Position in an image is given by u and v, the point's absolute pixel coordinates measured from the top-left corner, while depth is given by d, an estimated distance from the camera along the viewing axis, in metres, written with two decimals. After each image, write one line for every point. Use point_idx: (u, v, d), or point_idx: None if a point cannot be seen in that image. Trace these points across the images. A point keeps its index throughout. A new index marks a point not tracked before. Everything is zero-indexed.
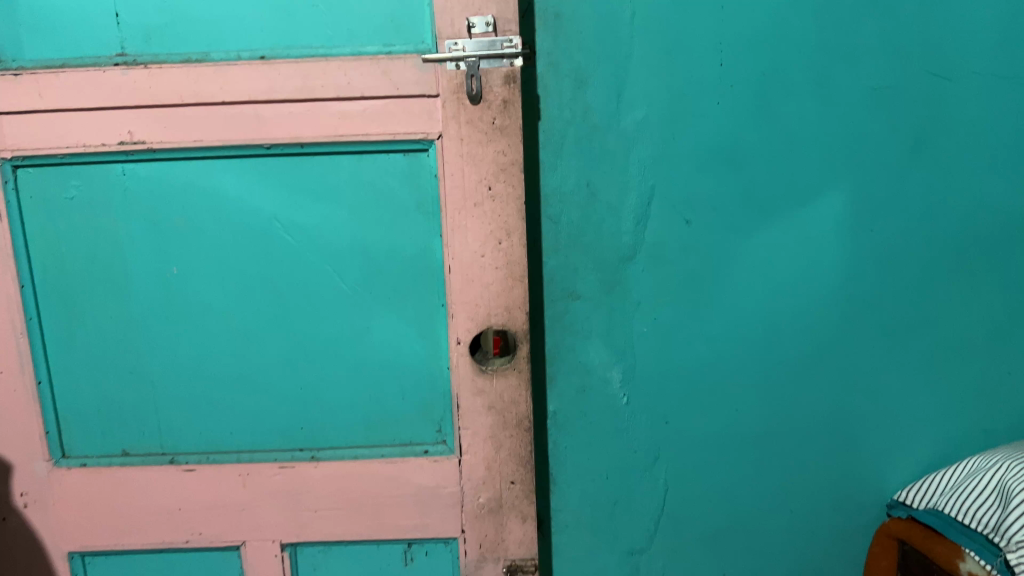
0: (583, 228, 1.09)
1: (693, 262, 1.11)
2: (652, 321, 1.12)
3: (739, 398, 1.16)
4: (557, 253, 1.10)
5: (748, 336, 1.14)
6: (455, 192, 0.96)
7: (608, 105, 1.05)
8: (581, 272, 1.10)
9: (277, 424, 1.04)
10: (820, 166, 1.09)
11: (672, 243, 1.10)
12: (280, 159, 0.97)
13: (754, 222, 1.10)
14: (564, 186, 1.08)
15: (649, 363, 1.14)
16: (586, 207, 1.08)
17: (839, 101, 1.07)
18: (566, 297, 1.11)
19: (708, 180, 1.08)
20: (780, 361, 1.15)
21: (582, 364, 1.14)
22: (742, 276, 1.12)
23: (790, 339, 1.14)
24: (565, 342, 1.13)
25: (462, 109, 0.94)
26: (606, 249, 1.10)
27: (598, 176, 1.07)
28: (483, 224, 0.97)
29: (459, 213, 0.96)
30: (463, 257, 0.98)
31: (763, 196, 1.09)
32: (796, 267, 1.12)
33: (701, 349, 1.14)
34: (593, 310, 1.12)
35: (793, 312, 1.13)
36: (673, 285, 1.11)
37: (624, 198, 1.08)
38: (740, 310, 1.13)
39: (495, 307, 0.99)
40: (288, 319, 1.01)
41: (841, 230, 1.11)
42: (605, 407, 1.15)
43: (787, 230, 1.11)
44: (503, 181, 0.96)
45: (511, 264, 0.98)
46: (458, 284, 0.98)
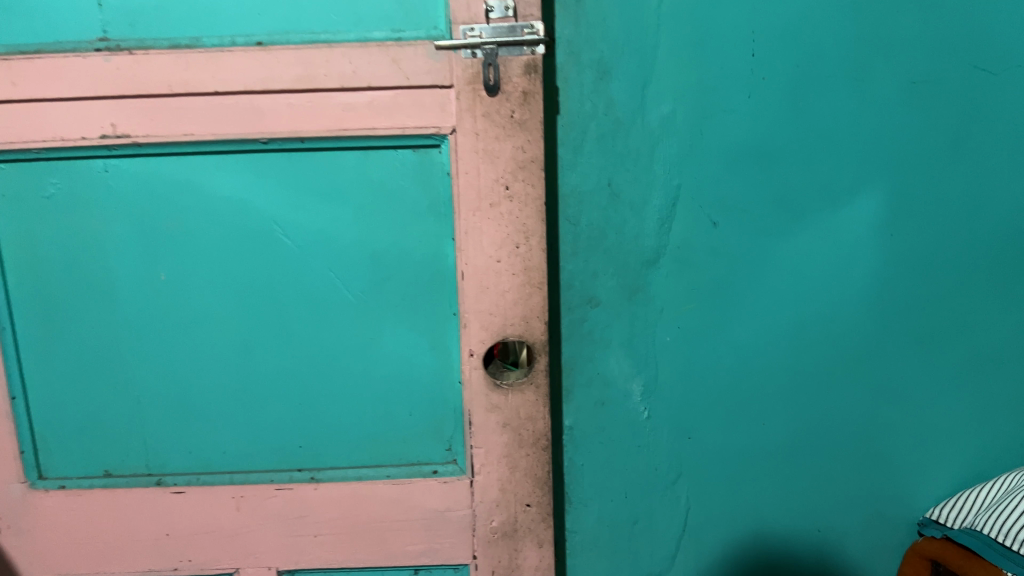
0: (604, 231, 1.01)
1: (721, 268, 1.03)
2: (676, 330, 1.05)
3: (766, 413, 1.08)
4: (576, 257, 1.02)
5: (777, 347, 1.06)
6: (470, 192, 0.88)
7: (631, 98, 0.98)
8: (601, 278, 1.03)
9: (273, 443, 0.96)
10: (859, 165, 1.01)
11: (699, 247, 1.02)
12: (278, 155, 0.88)
13: (786, 224, 1.02)
14: (584, 185, 1.00)
15: (671, 375, 1.07)
16: (607, 207, 1.01)
17: (876, 96, 0.99)
18: (584, 304, 1.04)
19: (737, 179, 1.00)
20: (811, 374, 1.07)
21: (601, 376, 1.06)
22: (771, 282, 1.04)
23: (822, 349, 1.06)
24: (583, 354, 1.05)
25: (477, 102, 0.86)
26: (628, 253, 1.02)
27: (620, 175, 1.00)
28: (500, 226, 0.89)
29: (474, 214, 0.89)
30: (477, 262, 0.90)
31: (796, 196, 1.01)
32: (830, 273, 1.04)
33: (727, 360, 1.06)
34: (612, 319, 1.04)
35: (825, 322, 1.05)
36: (698, 292, 1.04)
37: (648, 198, 1.01)
38: (770, 318, 1.05)
39: (512, 317, 0.92)
40: (286, 329, 0.93)
41: (878, 234, 1.03)
42: (625, 421, 1.08)
43: (822, 234, 1.03)
44: (521, 180, 0.88)
45: (530, 270, 0.91)
46: (472, 291, 0.90)
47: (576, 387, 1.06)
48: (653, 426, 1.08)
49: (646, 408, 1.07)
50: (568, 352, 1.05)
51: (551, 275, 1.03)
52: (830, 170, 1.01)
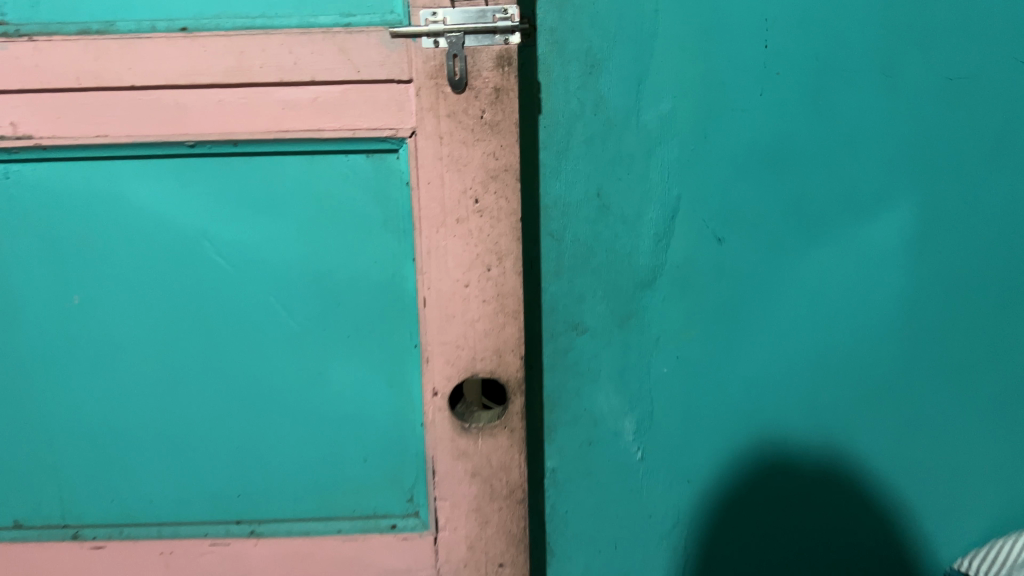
0: (592, 247, 0.88)
1: (726, 291, 0.90)
2: (675, 360, 0.92)
3: (775, 454, 0.95)
4: (560, 277, 0.89)
5: (791, 380, 0.93)
6: (433, 206, 0.75)
7: (624, 96, 0.84)
8: (588, 302, 0.90)
9: (209, 490, 0.83)
10: (888, 173, 0.87)
11: (701, 266, 0.89)
12: (208, 161, 0.76)
13: (803, 241, 0.89)
14: (570, 196, 0.87)
15: (668, 411, 0.94)
16: (596, 221, 0.88)
17: (906, 95, 0.85)
18: (569, 330, 0.91)
19: (748, 189, 0.87)
20: (829, 412, 0.94)
21: (588, 412, 0.93)
22: (784, 307, 0.91)
23: (841, 385, 0.93)
24: (568, 387, 0.93)
25: (441, 100, 0.73)
26: (619, 273, 0.89)
27: (611, 184, 0.87)
28: (467, 246, 0.76)
29: (437, 232, 0.76)
30: (442, 288, 0.77)
31: (815, 209, 0.88)
32: (852, 297, 0.90)
33: (732, 395, 0.93)
34: (602, 347, 0.92)
35: (846, 354, 0.92)
36: (701, 318, 0.91)
37: (643, 211, 0.88)
38: (783, 348, 0.92)
39: (482, 351, 0.79)
40: (220, 362, 0.80)
41: (909, 253, 0.89)
42: (615, 463, 0.95)
43: (843, 252, 0.89)
44: (493, 192, 0.75)
45: (504, 297, 0.78)
46: (435, 321, 0.78)
47: (559, 424, 0.94)
48: (647, 469, 0.95)
49: (640, 448, 0.95)
50: (551, 385, 0.93)
51: (532, 298, 0.90)
52: (854, 179, 0.87)
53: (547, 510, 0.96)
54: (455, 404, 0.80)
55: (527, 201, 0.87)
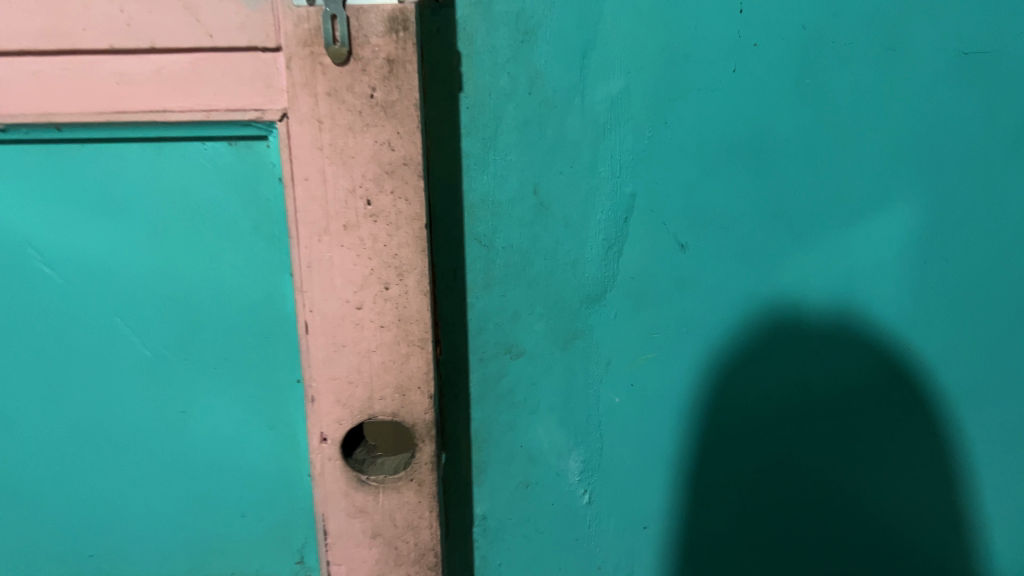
0: (527, 255, 0.72)
1: (691, 308, 0.74)
2: (629, 389, 0.77)
3: (746, 497, 0.81)
4: (489, 291, 0.73)
5: (767, 411, 0.78)
6: (313, 208, 0.59)
7: (566, 71, 0.68)
8: (523, 320, 0.74)
9: (54, 550, 0.68)
10: (888, 169, 0.71)
11: (661, 278, 0.74)
12: (29, 147, 0.59)
13: (785, 249, 0.73)
14: (500, 192, 0.71)
15: (621, 448, 0.78)
16: (533, 223, 0.72)
17: (912, 74, 0.69)
18: (501, 354, 0.75)
19: (719, 186, 0.71)
20: (812, 449, 0.79)
21: (525, 451, 0.78)
22: (759, 327, 0.75)
23: (828, 418, 0.78)
24: (500, 420, 0.77)
25: (318, 74, 0.57)
26: (561, 286, 0.73)
27: (551, 179, 0.71)
28: (359, 258, 0.60)
29: (320, 240, 0.60)
30: (328, 309, 0.61)
31: (800, 211, 0.72)
32: (842, 316, 0.75)
33: (697, 429, 0.78)
34: (542, 374, 0.76)
35: (836, 382, 0.77)
36: (661, 339, 0.75)
37: (590, 212, 0.72)
38: (758, 375, 0.77)
39: (380, 388, 0.63)
40: (58, 399, 0.64)
41: (911, 263, 0.74)
42: (558, 508, 0.80)
43: (833, 262, 0.73)
44: (389, 191, 0.59)
45: (406, 323, 0.62)
46: (321, 351, 0.62)
47: (489, 463, 0.78)
48: (596, 515, 0.80)
49: (587, 489, 0.80)
50: (480, 418, 0.77)
51: (456, 315, 0.74)
52: (848, 176, 0.71)
53: (478, 560, 0.81)
54: (350, 450, 0.65)
55: (447, 199, 0.70)
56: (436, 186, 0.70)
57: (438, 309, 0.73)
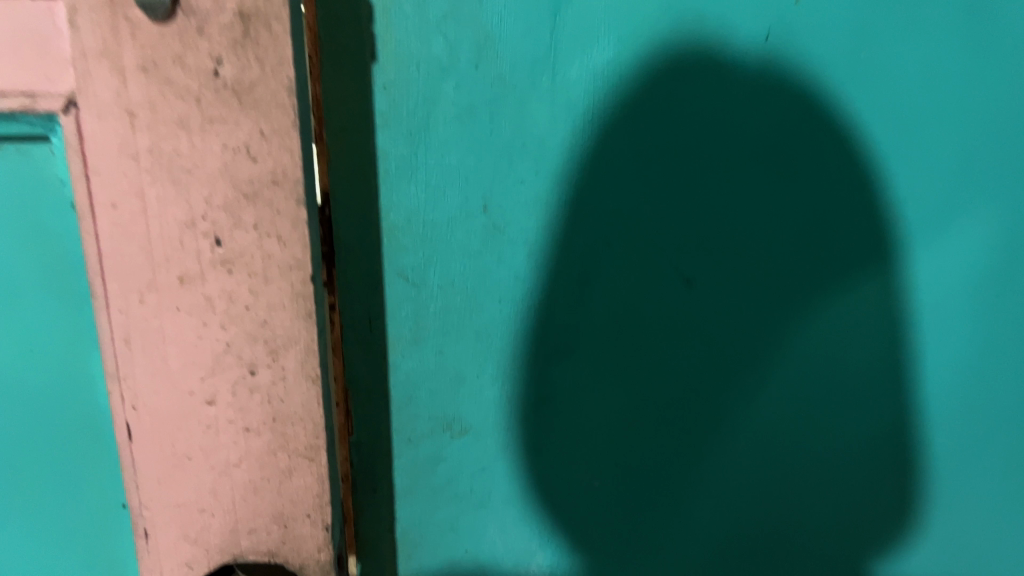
0: (474, 297, 0.48)
1: (694, 365, 0.52)
2: (613, 470, 0.54)
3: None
4: (420, 348, 0.49)
5: (788, 494, 0.56)
6: (128, 253, 0.37)
7: (527, 32, 0.43)
8: (467, 386, 0.50)
9: None
10: (960, 180, 0.50)
11: (654, 326, 0.51)
12: None
13: (820, 281, 0.51)
14: (434, 211, 0.46)
15: (600, 548, 0.56)
16: (480, 255, 0.47)
17: (1003, 47, 0.47)
18: (438, 433, 0.51)
19: (740, 199, 0.48)
20: (835, 543, 0.58)
21: (472, 559, 0.55)
22: (780, 388, 0.54)
23: (857, 504, 0.58)
24: (437, 519, 0.53)
25: (122, 36, 0.34)
26: (520, 342, 0.49)
27: (507, 189, 0.46)
28: (206, 328, 0.38)
29: (142, 301, 0.38)
30: (163, 405, 0.39)
31: (845, 237, 0.50)
32: (886, 371, 0.54)
33: (696, 523, 0.56)
34: (495, 463, 0.53)
35: (865, 459, 0.56)
36: (654, 408, 0.53)
37: (562, 235, 0.47)
38: (770, 449, 0.55)
39: (248, 516, 0.42)
40: None
41: (976, 303, 0.54)
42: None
43: (878, 299, 0.52)
44: (250, 225, 0.37)
45: (285, 424, 0.41)
46: (154, 467, 0.40)
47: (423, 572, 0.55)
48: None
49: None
50: (406, 514, 0.53)
51: (374, 382, 0.49)
52: (915, 186, 0.50)
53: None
54: None
55: (358, 214, 0.46)
56: (338, 195, 0.45)
57: (347, 373, 0.49)
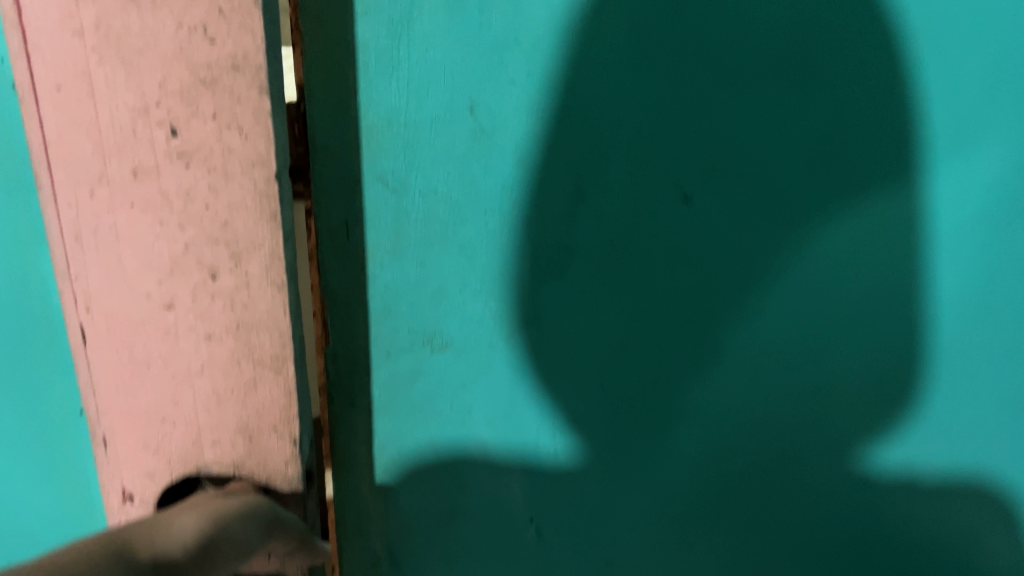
0: (458, 208, 0.44)
1: (687, 290, 0.47)
2: (597, 395, 0.49)
3: (749, 555, 0.54)
4: (401, 258, 0.45)
5: (783, 442, 0.51)
6: (77, 141, 0.34)
7: None
8: (451, 300, 0.46)
9: None
10: (1005, 91, 0.42)
11: (641, 250, 0.46)
12: None
13: (828, 207, 0.45)
14: (416, 110, 0.42)
15: (575, 480, 0.51)
16: (467, 158, 0.43)
17: None
18: (419, 346, 0.47)
19: (743, 111, 0.43)
20: (840, 498, 0.52)
21: (456, 485, 0.51)
22: (781, 321, 0.48)
23: (864, 462, 0.51)
24: (416, 432, 0.49)
25: None
26: (507, 258, 0.45)
27: (497, 90, 0.42)
28: (163, 226, 0.35)
29: (94, 194, 0.35)
30: (118, 308, 0.37)
31: (862, 162, 0.44)
32: (898, 316, 0.47)
33: (679, 462, 0.51)
34: (481, 384, 0.48)
35: (868, 413, 0.50)
36: (645, 332, 0.48)
37: (553, 143, 0.43)
38: (772, 390, 0.50)
39: (211, 428, 0.40)
40: None
41: (992, 247, 0.46)
42: (490, 535, 0.53)
43: (893, 229, 0.45)
44: (208, 114, 0.34)
45: (250, 332, 0.38)
46: (111, 371, 0.38)
47: (401, 487, 0.51)
48: (540, 563, 0.54)
49: (537, 518, 0.52)
50: (389, 427, 0.49)
51: (353, 292, 0.46)
52: (940, 97, 0.43)
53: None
54: None
55: (338, 114, 0.42)
56: (315, 94, 0.42)
57: (325, 282, 0.46)
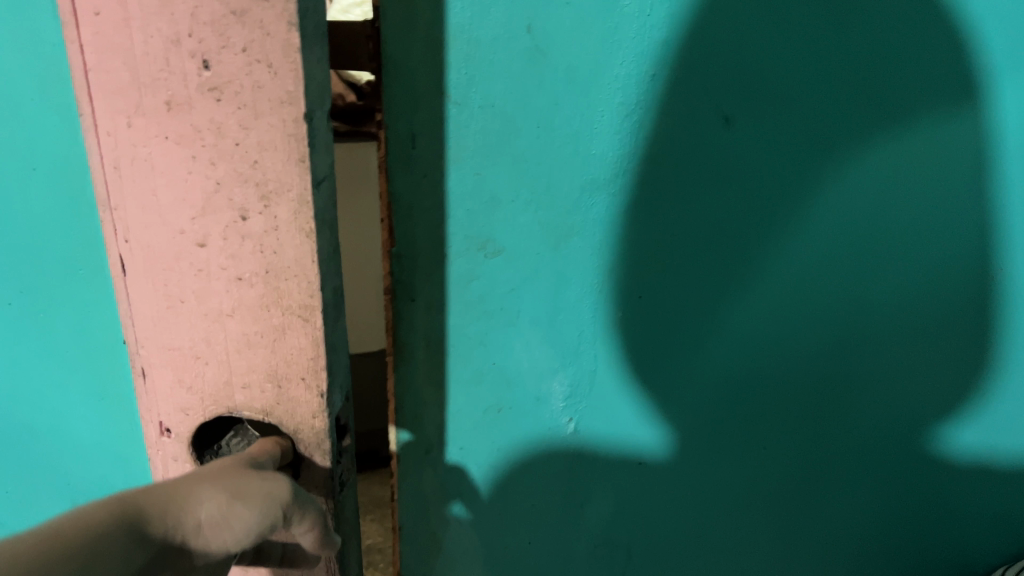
0: (512, 120, 0.43)
1: (724, 206, 0.47)
2: (636, 303, 0.49)
3: (771, 459, 0.56)
4: (459, 167, 0.44)
5: (808, 357, 0.53)
6: (114, 69, 0.34)
7: None
8: (505, 209, 0.45)
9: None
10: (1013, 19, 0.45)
11: (680, 166, 0.46)
12: None
13: (859, 132, 0.47)
14: (475, 20, 0.41)
15: (618, 393, 0.52)
16: (522, 70, 0.42)
17: None
18: (473, 258, 0.46)
19: (779, 41, 0.44)
20: (856, 404, 0.55)
21: (503, 402, 0.50)
22: (812, 244, 0.49)
23: (878, 373, 0.54)
24: (466, 333, 0.48)
25: None
26: (558, 163, 0.44)
27: (553, 4, 0.41)
28: (195, 162, 0.35)
29: (131, 123, 0.34)
30: (151, 243, 0.37)
31: (892, 91, 0.46)
32: (912, 234, 0.50)
33: (710, 376, 0.52)
34: (530, 299, 0.48)
35: (893, 327, 0.53)
36: (681, 242, 0.48)
37: (604, 63, 0.42)
38: (802, 304, 0.51)
39: (242, 371, 0.39)
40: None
41: (998, 169, 0.50)
42: (532, 440, 0.52)
43: (916, 158, 0.48)
44: (238, 47, 0.32)
45: (279, 277, 0.37)
46: (147, 306, 0.38)
47: (451, 385, 0.49)
48: (574, 468, 0.54)
49: (575, 418, 0.52)
50: (445, 336, 0.48)
51: (415, 202, 0.44)
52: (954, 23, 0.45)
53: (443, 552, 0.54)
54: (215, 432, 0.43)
55: (406, 30, 0.41)
56: (386, 9, 0.40)
57: (390, 188, 0.44)
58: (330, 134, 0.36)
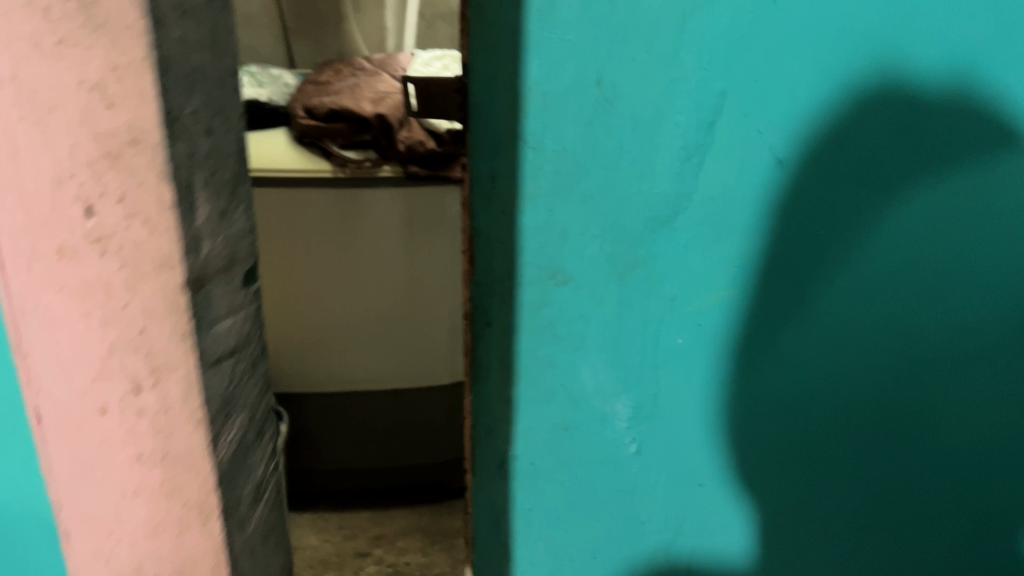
0: (579, 162, 0.41)
1: (779, 240, 0.43)
2: (696, 329, 0.45)
3: (833, 513, 0.51)
4: (533, 205, 0.42)
5: (866, 410, 0.48)
6: (10, 199, 0.28)
7: None
8: (574, 244, 0.43)
9: None
10: None
11: (749, 198, 0.42)
12: None
13: (931, 169, 0.42)
14: (548, 68, 0.39)
15: (685, 415, 0.48)
16: (591, 108, 0.40)
17: None
18: (544, 288, 0.44)
19: (862, 82, 0.40)
20: (910, 474, 0.50)
21: (569, 432, 0.48)
22: (869, 279, 0.45)
23: (949, 439, 0.49)
24: (535, 376, 0.46)
25: None
26: (625, 203, 0.42)
27: (623, 64, 0.39)
28: (87, 318, 0.29)
29: (30, 266, 0.28)
30: (60, 399, 0.31)
31: (970, 137, 0.41)
32: (993, 281, 0.45)
33: (773, 421, 0.48)
34: (594, 330, 0.45)
35: (965, 387, 0.48)
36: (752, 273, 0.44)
37: (669, 114, 0.40)
38: (848, 341, 0.46)
39: (151, 557, 0.33)
40: None
41: None
42: (600, 474, 0.49)
43: (998, 207, 0.43)
44: (114, 195, 0.26)
45: (175, 467, 0.31)
46: (64, 467, 0.32)
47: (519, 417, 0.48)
48: (638, 499, 0.50)
49: (638, 439, 0.48)
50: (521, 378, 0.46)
51: (495, 234, 0.43)
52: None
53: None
54: None
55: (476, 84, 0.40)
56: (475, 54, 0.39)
57: (472, 222, 0.43)
58: (234, 307, 0.31)
